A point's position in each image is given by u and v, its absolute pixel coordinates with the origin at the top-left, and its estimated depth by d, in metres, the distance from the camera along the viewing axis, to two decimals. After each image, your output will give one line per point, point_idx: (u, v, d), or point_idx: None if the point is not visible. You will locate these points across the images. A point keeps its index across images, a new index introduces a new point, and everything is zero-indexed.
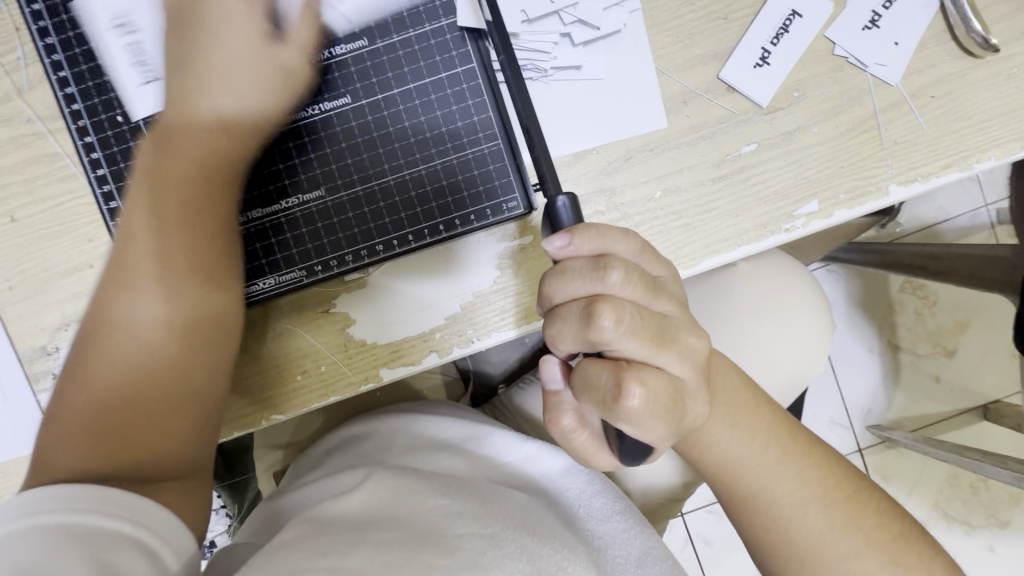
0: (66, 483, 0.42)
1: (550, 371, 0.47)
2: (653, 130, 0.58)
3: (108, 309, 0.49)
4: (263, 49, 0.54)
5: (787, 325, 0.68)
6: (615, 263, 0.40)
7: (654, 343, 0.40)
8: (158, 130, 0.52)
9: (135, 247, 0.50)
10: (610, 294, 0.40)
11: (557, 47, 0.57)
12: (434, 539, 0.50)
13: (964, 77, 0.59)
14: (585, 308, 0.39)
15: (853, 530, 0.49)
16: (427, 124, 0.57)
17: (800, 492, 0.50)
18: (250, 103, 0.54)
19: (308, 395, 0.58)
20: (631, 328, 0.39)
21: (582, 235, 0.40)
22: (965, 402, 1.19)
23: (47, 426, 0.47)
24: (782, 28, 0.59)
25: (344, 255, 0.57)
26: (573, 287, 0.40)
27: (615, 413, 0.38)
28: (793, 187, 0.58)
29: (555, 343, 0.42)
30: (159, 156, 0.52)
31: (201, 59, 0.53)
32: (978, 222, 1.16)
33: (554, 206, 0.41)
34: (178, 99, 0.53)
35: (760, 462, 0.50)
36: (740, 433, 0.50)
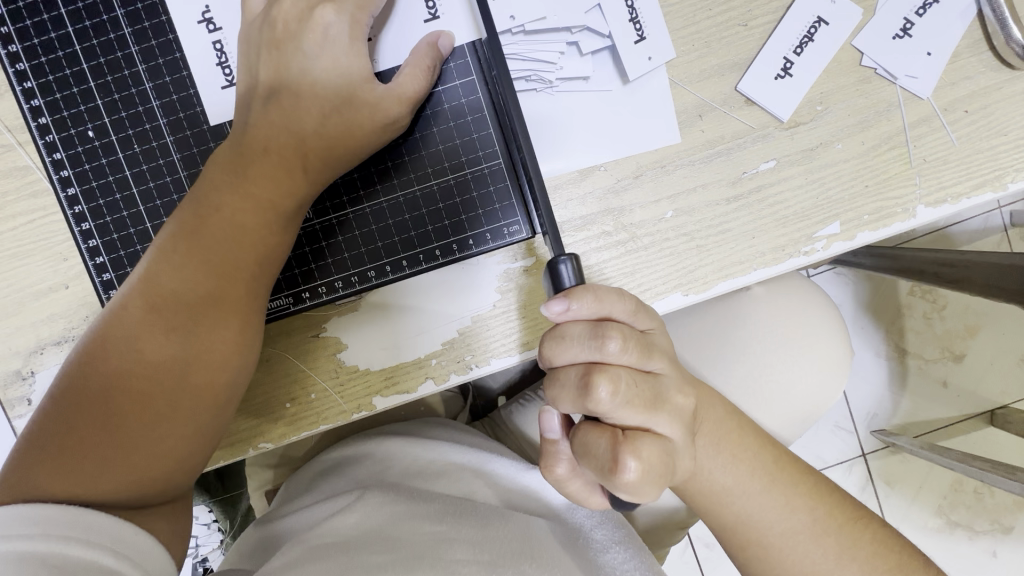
0: (23, 506, 0.40)
1: (547, 423, 0.45)
2: (665, 147, 0.54)
3: (121, 313, 0.46)
4: (348, 43, 0.49)
5: (801, 350, 0.64)
6: (612, 330, 0.38)
7: (647, 409, 0.38)
8: (261, 145, 0.48)
9: (157, 257, 0.47)
10: (607, 363, 0.38)
11: (564, 57, 0.53)
12: (429, 563, 0.47)
13: (1001, 91, 0.55)
14: (582, 378, 0.38)
15: (852, 559, 0.46)
16: (424, 142, 0.53)
17: (788, 522, 0.46)
18: (332, 112, 0.49)
19: (299, 423, 0.55)
20: (626, 398, 0.38)
21: (581, 300, 0.38)
22: (974, 409, 1.16)
23: (42, 407, 0.45)
24: (807, 36, 0.54)
25: (333, 281, 0.54)
26: (571, 353, 0.39)
27: (611, 487, 0.37)
28: (813, 207, 0.55)
29: (554, 404, 0.40)
30: (236, 174, 0.48)
31: (316, 67, 0.49)
32: (991, 225, 1.11)
33: (556, 268, 0.38)
34: (290, 115, 0.49)
35: (749, 495, 0.47)
36: (725, 460, 0.47)
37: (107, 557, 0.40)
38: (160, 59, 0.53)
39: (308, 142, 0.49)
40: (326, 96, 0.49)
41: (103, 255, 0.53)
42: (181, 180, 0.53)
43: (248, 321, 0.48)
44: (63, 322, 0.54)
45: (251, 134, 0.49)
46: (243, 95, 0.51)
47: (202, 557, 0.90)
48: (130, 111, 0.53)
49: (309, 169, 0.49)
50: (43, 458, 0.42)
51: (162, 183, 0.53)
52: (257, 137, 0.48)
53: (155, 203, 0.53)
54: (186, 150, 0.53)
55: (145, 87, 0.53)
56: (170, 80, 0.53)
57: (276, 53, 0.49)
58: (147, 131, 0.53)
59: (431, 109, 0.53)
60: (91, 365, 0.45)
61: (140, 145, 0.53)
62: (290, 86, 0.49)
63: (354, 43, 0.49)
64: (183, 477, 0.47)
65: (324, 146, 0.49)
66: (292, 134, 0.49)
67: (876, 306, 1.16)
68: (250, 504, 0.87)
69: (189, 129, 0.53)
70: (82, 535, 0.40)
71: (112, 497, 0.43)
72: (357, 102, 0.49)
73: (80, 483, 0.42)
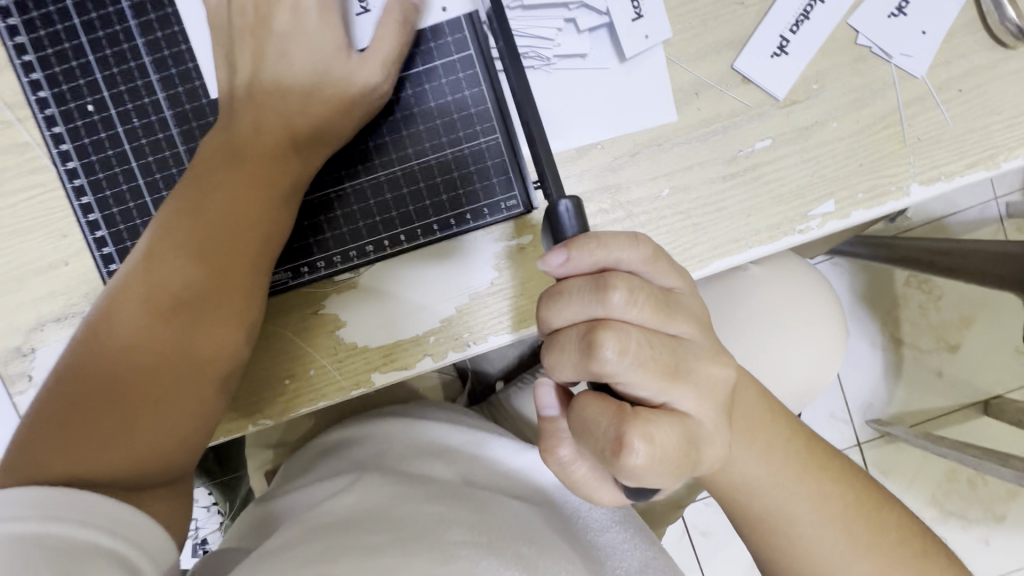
0: (28, 486, 0.40)
1: (544, 397, 0.45)
2: (661, 124, 0.55)
3: (122, 294, 0.46)
4: (316, 16, 0.50)
5: (794, 330, 0.65)
6: (617, 281, 0.38)
7: (665, 376, 0.38)
8: (253, 126, 0.50)
9: (157, 238, 0.47)
10: (613, 318, 0.38)
11: (561, 34, 0.54)
12: (426, 542, 0.48)
13: (995, 70, 0.55)
14: (586, 336, 0.38)
15: (866, 542, 0.46)
16: (422, 116, 0.54)
17: (820, 512, 0.46)
18: (308, 89, 0.50)
19: (298, 400, 0.55)
20: (638, 359, 0.37)
21: (580, 249, 0.38)
22: (967, 396, 1.17)
23: (41, 394, 0.45)
24: (802, 15, 0.55)
25: (332, 255, 0.54)
26: (570, 311, 0.39)
27: (615, 468, 0.36)
28: (808, 185, 0.55)
29: (554, 372, 0.40)
30: (227, 155, 0.49)
31: (290, 46, 0.50)
32: (987, 213, 1.12)
33: (556, 211, 0.38)
34: (274, 95, 0.50)
35: (773, 483, 0.47)
36: (758, 452, 0.47)
37: (104, 537, 0.39)
38: (159, 33, 0.53)
39: (295, 119, 0.50)
40: (305, 73, 0.50)
41: (103, 229, 0.54)
42: (180, 154, 0.53)
43: (251, 295, 0.48)
44: (62, 298, 0.54)
45: (241, 115, 0.50)
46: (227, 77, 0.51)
47: (202, 539, 0.90)
48: (129, 86, 0.53)
49: (298, 145, 0.50)
50: (45, 440, 0.43)
51: (161, 158, 0.53)
52: (245, 121, 0.49)
53: (154, 177, 0.53)
54: (185, 125, 0.53)
55: (143, 61, 0.53)
56: (169, 55, 0.53)
57: (253, 38, 0.51)
58: (146, 105, 0.53)
59: (429, 84, 0.54)
60: (89, 348, 0.45)
61: (139, 119, 0.53)
62: (270, 67, 0.50)
63: (324, 17, 0.50)
64: (182, 457, 0.47)
65: (311, 121, 0.50)
66: (279, 112, 0.50)
67: (871, 294, 1.17)
68: (250, 487, 0.88)
69: (188, 103, 0.53)
70: (79, 516, 0.39)
71: (118, 473, 0.43)
72: (336, 75, 0.50)
73: (82, 461, 0.42)
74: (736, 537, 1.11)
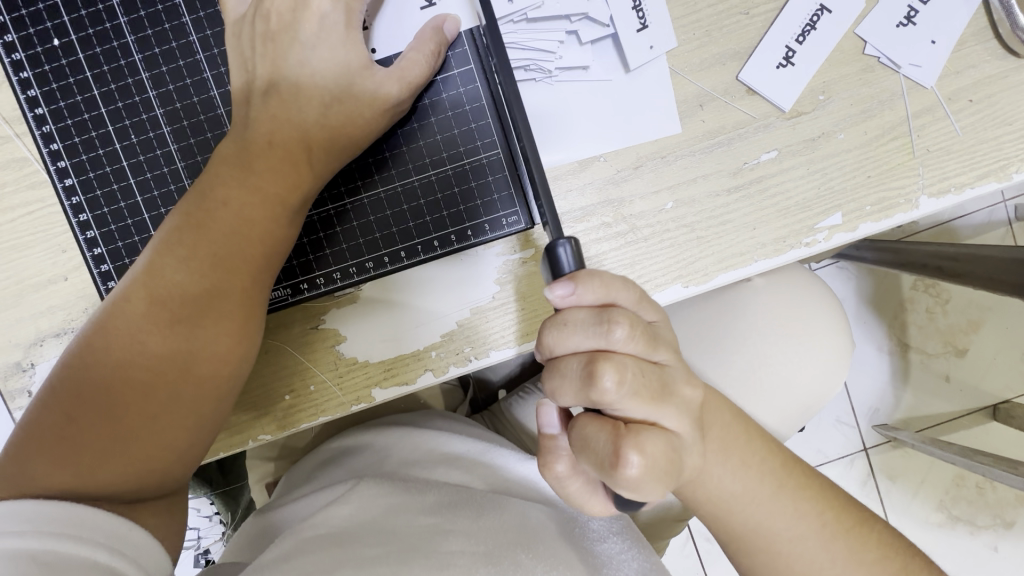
0: (22, 499, 0.40)
1: (546, 415, 0.44)
2: (665, 136, 0.54)
3: (125, 304, 0.45)
4: (340, 29, 0.49)
5: (801, 343, 0.64)
6: (619, 317, 0.37)
7: (653, 401, 0.37)
8: (265, 138, 0.48)
9: (161, 249, 0.46)
10: (613, 351, 0.37)
11: (563, 46, 0.53)
12: (424, 553, 0.47)
13: (1006, 79, 0.54)
14: (586, 366, 0.37)
15: (859, 562, 0.45)
16: (423, 132, 0.53)
17: (798, 528, 0.45)
18: (330, 106, 0.49)
19: (298, 415, 0.55)
20: (633, 388, 0.37)
21: (586, 285, 0.37)
22: (975, 403, 1.15)
23: (42, 398, 0.45)
24: (809, 25, 0.54)
25: (331, 272, 0.54)
26: (573, 342, 0.38)
27: (612, 481, 0.36)
28: (815, 197, 0.54)
29: (554, 397, 0.39)
30: (241, 168, 0.48)
31: (312, 57, 0.49)
32: (996, 218, 1.10)
33: (555, 251, 0.37)
34: (292, 105, 0.48)
35: (753, 499, 0.46)
36: (732, 466, 0.46)
37: (102, 554, 0.39)
38: (156, 48, 0.52)
39: (312, 134, 0.48)
40: (325, 87, 0.49)
41: (101, 246, 0.53)
42: (179, 171, 0.53)
43: (251, 315, 0.48)
44: (62, 313, 0.54)
45: (254, 127, 0.48)
46: (239, 83, 0.50)
47: (204, 549, 0.90)
48: (126, 102, 0.53)
49: (314, 162, 0.49)
50: (45, 450, 0.42)
51: (159, 174, 0.53)
52: (261, 129, 0.48)
53: (152, 194, 0.53)
54: (183, 141, 0.53)
55: (141, 77, 0.52)
56: (166, 70, 0.52)
57: (273, 46, 0.49)
58: (143, 121, 0.53)
59: (430, 99, 0.53)
60: (91, 357, 0.44)
61: (137, 135, 0.53)
62: (291, 77, 0.49)
63: (349, 33, 0.49)
64: (179, 471, 0.46)
65: (327, 136, 0.49)
66: (295, 126, 0.48)
67: (879, 300, 1.15)
68: (252, 496, 0.88)
69: (186, 119, 0.53)
70: (76, 531, 0.39)
71: (108, 489, 0.43)
72: (357, 91, 0.49)
73: (80, 476, 0.42)
74: None
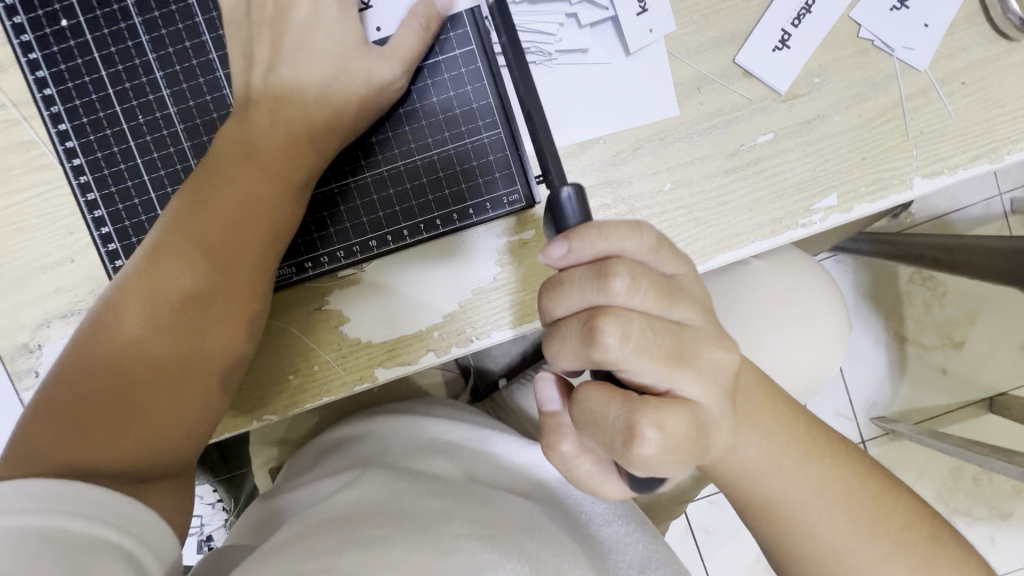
0: (31, 477, 0.40)
1: (546, 391, 0.44)
2: (663, 119, 0.55)
3: (129, 287, 0.46)
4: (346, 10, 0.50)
5: (797, 325, 0.65)
6: (618, 269, 0.36)
7: (666, 366, 0.37)
8: (266, 121, 0.49)
9: (164, 232, 0.47)
10: (613, 307, 0.37)
11: (562, 28, 0.54)
12: (429, 534, 0.48)
13: (998, 62, 0.55)
14: (585, 324, 0.37)
15: (865, 531, 0.46)
16: (426, 112, 0.54)
17: (821, 499, 0.46)
18: (331, 85, 0.50)
19: (302, 394, 0.56)
20: (640, 346, 0.36)
21: (582, 238, 0.37)
22: (971, 392, 1.16)
23: (50, 379, 0.45)
24: (804, 9, 0.55)
25: (335, 250, 0.55)
26: (572, 300, 0.38)
27: (624, 458, 0.36)
28: (810, 179, 0.55)
29: (555, 360, 0.39)
30: (244, 147, 0.49)
31: (319, 41, 0.50)
32: (992, 209, 1.11)
33: (559, 200, 0.37)
34: (296, 86, 0.50)
35: (807, 483, 0.46)
36: (759, 437, 0.46)
37: (111, 532, 0.40)
38: (163, 30, 0.53)
39: (312, 116, 0.49)
40: (329, 66, 0.50)
41: (108, 225, 0.54)
42: (185, 151, 0.54)
43: (254, 294, 0.48)
44: (69, 294, 0.54)
45: (255, 111, 0.49)
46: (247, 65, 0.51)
47: (207, 536, 0.90)
48: (134, 83, 0.53)
49: (316, 139, 0.50)
50: (54, 428, 0.43)
51: (166, 154, 0.54)
52: (262, 110, 0.49)
53: (160, 173, 0.54)
54: (190, 121, 0.54)
55: (148, 59, 0.53)
56: (173, 52, 0.53)
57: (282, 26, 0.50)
58: (150, 102, 0.53)
59: (432, 80, 0.54)
60: (99, 336, 0.45)
61: (144, 115, 0.53)
62: (296, 57, 0.50)
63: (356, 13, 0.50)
64: (189, 444, 0.47)
65: (330, 115, 0.50)
66: (296, 109, 0.49)
67: (876, 290, 1.16)
68: (254, 483, 0.88)
69: (192, 100, 0.53)
70: (85, 509, 0.40)
71: (117, 467, 0.43)
72: (360, 71, 0.50)
73: (89, 452, 0.43)
74: (739, 533, 1.11)
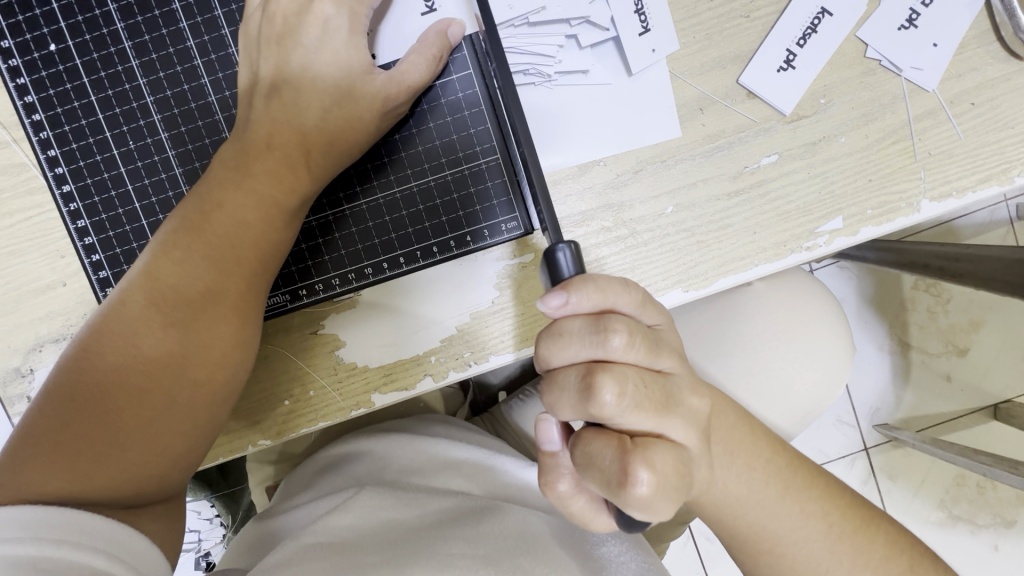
0: (15, 506, 0.39)
1: (546, 432, 0.42)
2: (666, 141, 0.53)
3: (122, 308, 0.45)
4: (344, 32, 0.48)
5: (800, 347, 0.64)
6: (616, 324, 0.36)
7: (658, 414, 0.36)
8: (263, 141, 0.48)
9: (157, 252, 0.46)
10: (611, 361, 0.36)
11: (562, 50, 0.53)
12: (425, 554, 0.47)
13: (1009, 82, 0.54)
14: (584, 378, 0.36)
15: (857, 558, 0.45)
16: (422, 139, 0.53)
17: (806, 532, 0.45)
18: (328, 111, 0.48)
19: (297, 420, 0.55)
20: (635, 401, 0.36)
21: (580, 291, 0.36)
22: (976, 403, 1.15)
23: (38, 403, 0.44)
24: (810, 28, 0.54)
25: (330, 278, 0.54)
26: (570, 351, 0.37)
27: (621, 501, 0.34)
28: (815, 202, 0.54)
29: (554, 410, 0.38)
30: (238, 170, 0.47)
31: (314, 60, 0.48)
32: (997, 218, 1.10)
33: (555, 257, 0.36)
34: (293, 110, 0.48)
35: (795, 516, 0.45)
36: (738, 469, 0.45)
37: (101, 560, 0.39)
38: (153, 54, 0.52)
39: (310, 138, 0.48)
40: (326, 90, 0.48)
41: (99, 252, 0.53)
42: (177, 177, 0.53)
43: (246, 317, 0.47)
44: (61, 319, 0.54)
45: (253, 131, 0.48)
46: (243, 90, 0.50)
47: (204, 551, 0.91)
48: (124, 108, 0.52)
49: (311, 164, 0.48)
50: (39, 455, 0.42)
51: (157, 180, 0.53)
52: (260, 131, 0.48)
53: (151, 200, 0.53)
54: (181, 147, 0.53)
55: (139, 83, 0.52)
56: (164, 76, 0.52)
57: (277, 47, 0.49)
58: (141, 127, 0.52)
59: (428, 104, 0.53)
60: (87, 360, 0.44)
61: (134, 141, 0.53)
62: (292, 80, 0.48)
63: (352, 37, 0.49)
64: (180, 473, 0.46)
65: (326, 141, 0.48)
66: (293, 130, 0.48)
67: (880, 301, 1.15)
68: (252, 500, 0.87)
69: (184, 125, 0.52)
70: (75, 538, 0.39)
71: (109, 494, 0.42)
72: (357, 95, 0.48)
73: (72, 483, 0.42)
74: None
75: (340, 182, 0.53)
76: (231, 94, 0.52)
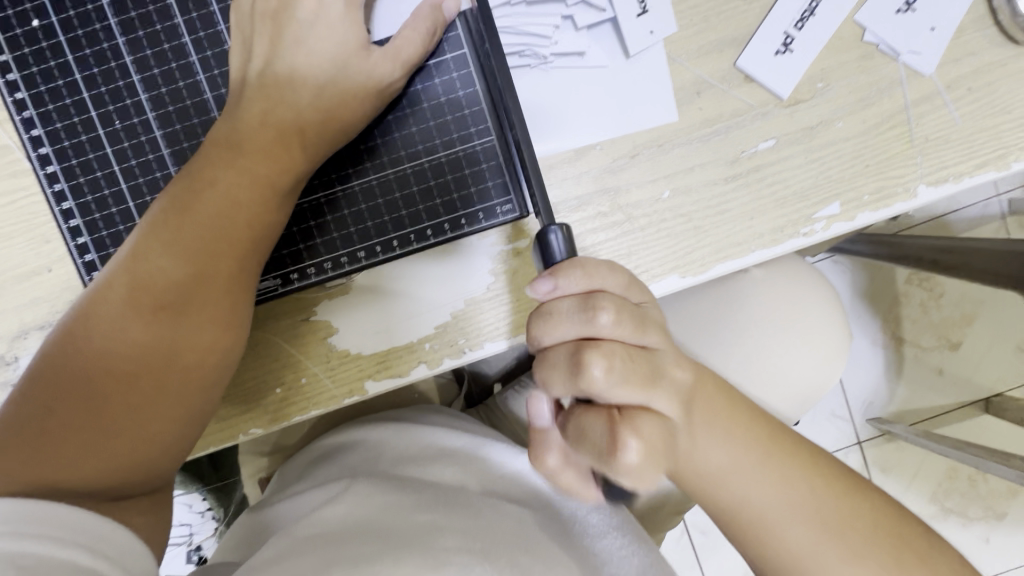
0: None
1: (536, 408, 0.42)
2: (662, 125, 0.53)
3: (110, 290, 0.44)
4: (339, 8, 0.48)
5: (796, 335, 0.64)
6: (604, 302, 0.37)
7: (645, 386, 0.37)
8: (255, 119, 0.47)
9: (147, 231, 0.45)
10: (601, 338, 0.37)
11: (558, 31, 0.52)
12: (420, 547, 0.47)
13: (1005, 67, 0.53)
14: (573, 354, 0.36)
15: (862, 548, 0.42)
16: (416, 119, 0.52)
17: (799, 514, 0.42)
18: (321, 90, 0.48)
19: (289, 407, 0.54)
20: (624, 375, 0.36)
21: (569, 275, 0.37)
22: (968, 395, 1.16)
23: (25, 388, 0.43)
24: (807, 11, 0.53)
25: (323, 261, 0.53)
26: (562, 330, 0.37)
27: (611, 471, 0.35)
28: (813, 186, 0.53)
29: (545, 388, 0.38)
30: (230, 149, 0.46)
31: (308, 37, 0.48)
32: (989, 212, 1.10)
33: (547, 238, 0.38)
34: (286, 88, 0.48)
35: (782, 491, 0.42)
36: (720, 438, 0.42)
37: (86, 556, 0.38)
38: (140, 31, 0.51)
39: (303, 116, 0.47)
40: (320, 68, 0.48)
41: (84, 235, 0.52)
42: (165, 158, 0.52)
43: (237, 300, 0.46)
44: (47, 305, 0.52)
45: (245, 109, 0.47)
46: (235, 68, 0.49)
47: (195, 545, 0.90)
48: (110, 86, 0.51)
49: (303, 143, 0.48)
50: (24, 441, 0.41)
51: (144, 160, 0.52)
52: (252, 110, 0.47)
53: (138, 180, 0.52)
54: (168, 126, 0.52)
55: (125, 61, 0.51)
56: (152, 54, 0.51)
57: (271, 24, 0.48)
58: (127, 106, 0.51)
59: (422, 84, 0.52)
60: (75, 343, 0.43)
61: (121, 120, 0.51)
62: (286, 57, 0.48)
63: (347, 12, 0.48)
64: (168, 460, 0.45)
65: (319, 120, 0.48)
66: (287, 108, 0.47)
67: (874, 293, 1.15)
68: (244, 492, 0.86)
69: (171, 105, 0.51)
70: (58, 533, 0.38)
71: (95, 481, 0.41)
72: (351, 73, 0.48)
73: (56, 471, 0.40)
74: None
75: (332, 164, 0.52)
76: (221, 73, 0.51)
